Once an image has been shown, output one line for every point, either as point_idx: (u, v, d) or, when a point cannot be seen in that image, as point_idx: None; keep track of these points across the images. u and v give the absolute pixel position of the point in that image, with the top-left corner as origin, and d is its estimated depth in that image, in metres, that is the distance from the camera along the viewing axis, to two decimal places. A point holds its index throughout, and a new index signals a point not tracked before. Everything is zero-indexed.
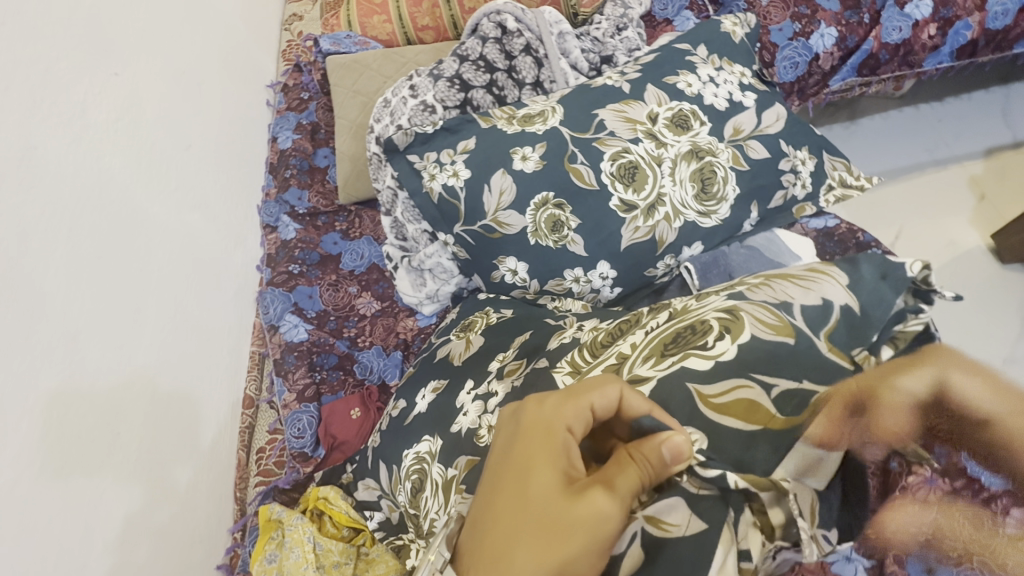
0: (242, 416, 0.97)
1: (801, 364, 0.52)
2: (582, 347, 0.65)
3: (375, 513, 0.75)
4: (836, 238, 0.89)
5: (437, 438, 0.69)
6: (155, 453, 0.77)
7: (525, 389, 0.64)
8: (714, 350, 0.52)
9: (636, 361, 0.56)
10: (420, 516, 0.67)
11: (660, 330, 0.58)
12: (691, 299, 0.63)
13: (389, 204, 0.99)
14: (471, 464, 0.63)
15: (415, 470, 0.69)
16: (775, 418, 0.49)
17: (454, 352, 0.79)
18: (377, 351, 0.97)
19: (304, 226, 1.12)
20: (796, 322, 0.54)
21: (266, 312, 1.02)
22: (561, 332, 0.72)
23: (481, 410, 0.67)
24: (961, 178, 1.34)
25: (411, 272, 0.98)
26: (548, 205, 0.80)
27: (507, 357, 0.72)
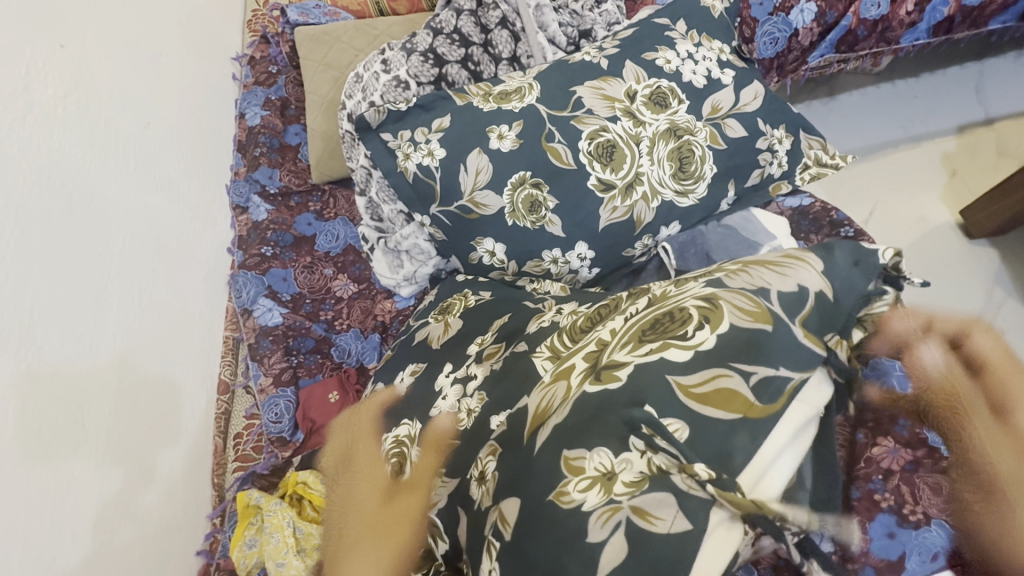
0: (218, 402, 0.95)
1: (777, 350, 0.52)
2: (563, 331, 0.65)
3: None
4: (811, 217, 0.90)
5: (416, 422, 0.71)
6: (127, 440, 0.75)
7: (503, 374, 0.66)
8: (694, 340, 0.53)
9: (615, 348, 0.56)
10: None
11: (639, 317, 0.58)
12: (670, 285, 0.63)
13: (364, 183, 0.95)
14: (450, 446, 0.66)
15: (395, 453, 0.70)
16: (754, 405, 0.50)
17: (432, 335, 0.79)
18: (355, 334, 0.96)
19: (276, 207, 1.09)
20: (773, 308, 0.55)
21: (238, 296, 0.99)
22: (541, 315, 0.72)
23: (460, 394, 0.69)
24: (935, 155, 1.37)
25: (388, 254, 0.95)
26: (525, 184, 0.78)
27: (486, 340, 0.73)
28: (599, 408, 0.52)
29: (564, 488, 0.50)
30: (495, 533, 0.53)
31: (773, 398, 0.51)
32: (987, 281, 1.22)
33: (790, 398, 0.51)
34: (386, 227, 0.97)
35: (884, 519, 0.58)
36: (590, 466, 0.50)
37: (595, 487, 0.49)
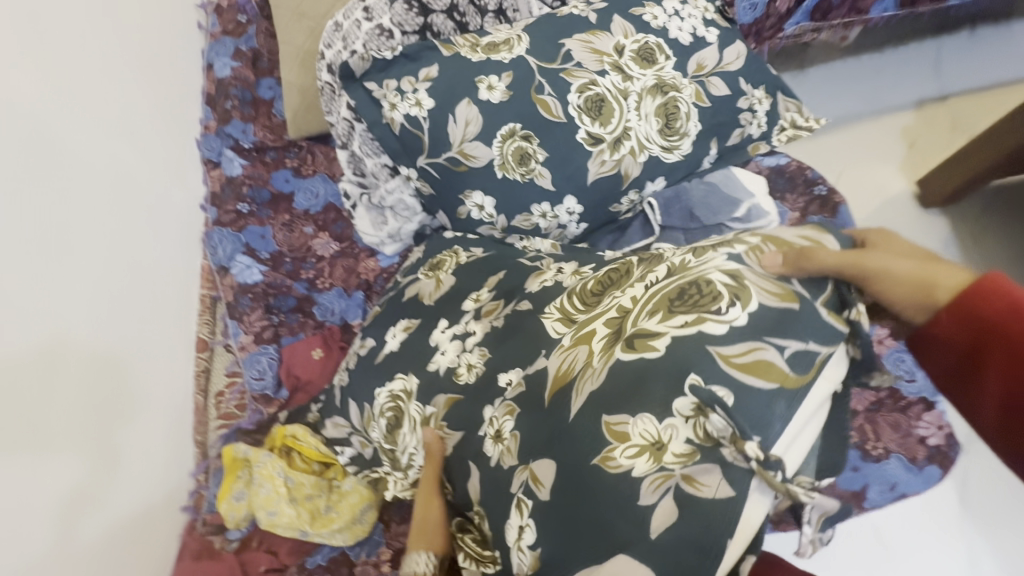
0: (197, 359, 0.92)
1: (805, 326, 0.53)
2: (572, 292, 0.67)
3: (346, 449, 0.76)
4: (787, 176, 0.95)
5: (411, 376, 0.71)
6: (92, 421, 0.70)
7: (508, 333, 0.68)
8: (728, 316, 0.52)
9: (640, 315, 0.56)
10: (397, 451, 0.71)
11: (663, 285, 0.58)
12: (689, 253, 0.61)
13: (344, 136, 0.92)
14: (451, 403, 0.67)
15: (391, 408, 0.71)
16: (789, 375, 0.51)
17: (423, 292, 0.79)
18: (338, 293, 0.94)
19: (251, 162, 1.05)
20: (796, 287, 0.55)
21: (214, 253, 0.96)
22: (541, 274, 0.72)
23: (460, 349, 0.70)
24: (894, 130, 1.44)
25: (372, 211, 0.94)
26: (515, 137, 0.78)
27: (482, 297, 0.74)
28: (641, 378, 0.52)
29: (610, 454, 0.52)
30: (525, 491, 0.57)
31: (807, 368, 0.52)
32: (945, 244, 1.30)
33: (820, 371, 0.53)
34: (368, 179, 0.93)
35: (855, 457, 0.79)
36: (634, 431, 0.51)
37: (643, 455, 0.51)
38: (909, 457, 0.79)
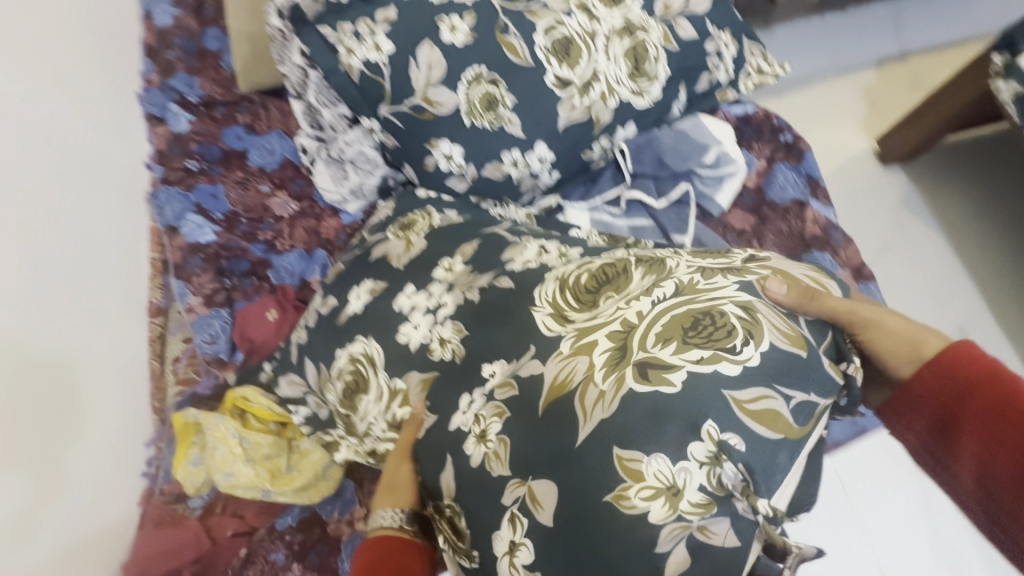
0: (151, 325, 0.88)
1: (811, 376, 0.52)
2: (562, 284, 0.61)
3: (300, 408, 0.73)
4: (754, 125, 0.95)
5: (372, 341, 0.68)
6: (26, 425, 0.61)
7: (484, 312, 0.63)
8: (743, 356, 0.50)
9: (650, 340, 0.52)
10: (354, 417, 0.68)
11: (669, 306, 0.54)
12: (695, 273, 0.58)
13: (297, 85, 0.82)
14: (426, 383, 0.63)
15: (350, 371, 0.68)
16: (792, 427, 0.50)
17: (392, 254, 0.74)
18: (299, 255, 0.90)
19: (199, 118, 0.98)
20: (804, 334, 0.54)
21: (161, 214, 0.90)
22: (520, 252, 0.67)
23: (432, 323, 0.66)
24: (857, 90, 1.45)
25: (331, 164, 0.89)
26: (481, 81, 0.74)
27: (455, 266, 0.69)
28: (659, 414, 0.48)
29: (625, 492, 0.47)
30: (521, 508, 0.52)
31: (807, 420, 0.51)
32: (903, 199, 1.33)
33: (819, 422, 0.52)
34: (327, 130, 0.86)
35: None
36: (649, 471, 0.47)
37: (659, 499, 0.47)
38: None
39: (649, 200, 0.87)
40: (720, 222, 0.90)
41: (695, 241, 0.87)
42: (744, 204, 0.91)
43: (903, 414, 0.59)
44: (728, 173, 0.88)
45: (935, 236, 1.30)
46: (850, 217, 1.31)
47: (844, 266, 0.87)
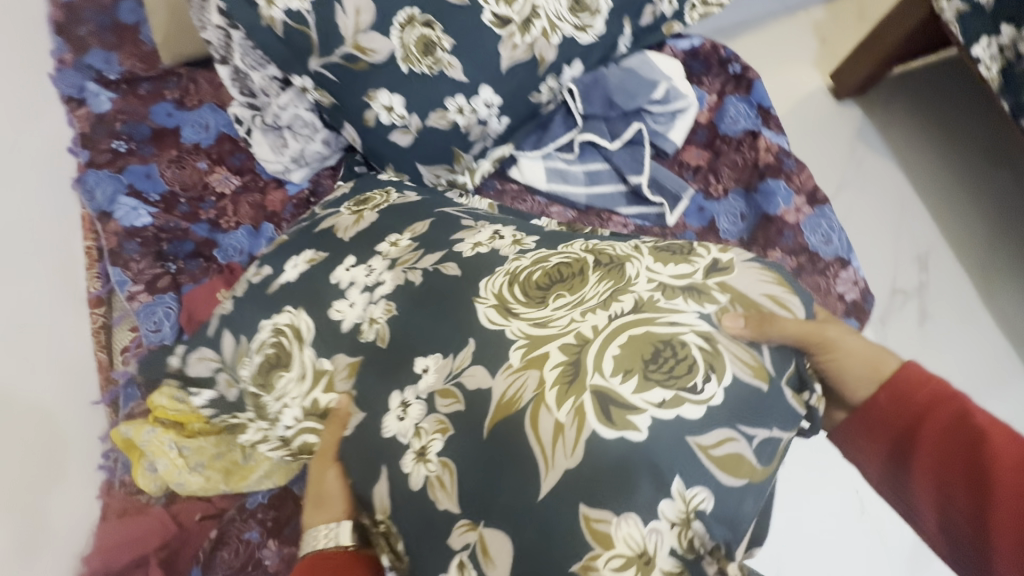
0: (90, 317, 0.80)
1: (773, 412, 0.49)
2: (512, 280, 0.56)
3: (203, 391, 0.61)
4: (701, 58, 0.95)
5: (303, 313, 0.61)
6: None
7: (427, 292, 0.58)
8: (705, 395, 0.46)
9: (604, 372, 0.47)
10: (269, 396, 0.59)
11: (625, 325, 0.49)
12: (654, 288, 0.52)
13: (224, 49, 0.77)
14: (353, 368, 0.57)
15: (272, 345, 0.60)
16: (757, 468, 0.47)
17: (339, 225, 0.68)
18: (247, 232, 0.85)
19: (121, 95, 0.92)
20: (769, 365, 0.50)
21: (91, 199, 0.84)
22: (472, 236, 0.62)
23: (368, 302, 0.60)
24: (806, 26, 1.42)
25: (268, 133, 0.84)
26: (415, 24, 0.68)
27: (400, 241, 0.64)
28: (628, 464, 0.44)
29: (593, 562, 0.43)
30: (470, 555, 0.47)
31: (770, 460, 0.48)
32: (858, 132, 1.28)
33: (781, 460, 0.49)
34: (260, 94, 0.80)
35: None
36: (617, 535, 0.43)
37: (630, 569, 0.43)
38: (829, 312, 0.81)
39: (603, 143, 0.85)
40: (676, 160, 0.90)
41: (653, 181, 0.85)
42: (698, 140, 0.91)
43: (865, 439, 0.57)
44: (678, 110, 0.88)
45: (889, 174, 1.24)
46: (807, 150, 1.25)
47: (799, 191, 0.86)
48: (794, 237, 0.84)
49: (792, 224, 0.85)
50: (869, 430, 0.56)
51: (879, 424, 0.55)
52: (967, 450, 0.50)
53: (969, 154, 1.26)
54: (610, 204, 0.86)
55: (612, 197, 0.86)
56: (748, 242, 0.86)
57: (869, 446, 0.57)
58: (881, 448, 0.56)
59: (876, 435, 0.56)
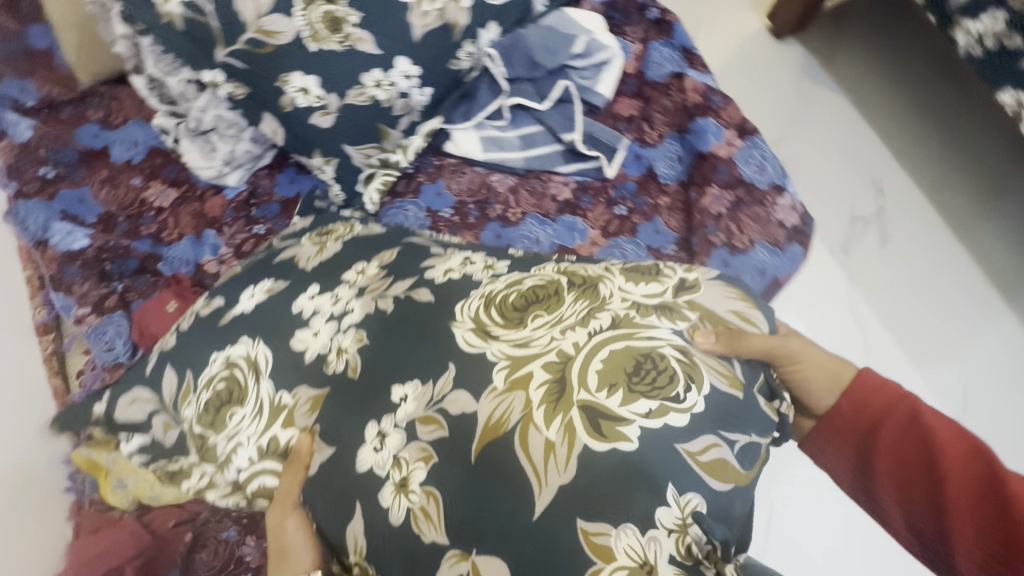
0: (41, 345, 0.74)
1: (750, 417, 0.31)
2: (487, 302, 0.36)
3: (136, 436, 0.49)
4: (619, 8, 0.82)
5: (259, 342, 0.42)
6: None
7: (404, 327, 0.37)
8: (690, 403, 0.29)
9: (575, 387, 0.29)
10: (208, 436, 0.41)
11: (598, 340, 0.31)
12: (626, 292, 0.35)
13: (136, 58, 0.67)
14: (317, 404, 0.38)
15: (223, 380, 0.41)
16: (738, 480, 0.29)
17: (300, 253, 0.48)
18: (191, 240, 0.77)
19: (42, 123, 0.82)
20: (755, 375, 0.34)
21: (25, 230, 0.76)
22: (443, 260, 0.42)
23: (335, 329, 0.41)
24: None
25: (197, 139, 0.76)
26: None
27: (369, 268, 0.43)
28: (623, 478, 0.27)
29: None
30: None
31: (755, 465, 0.30)
32: (804, 59, 0.92)
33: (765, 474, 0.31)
34: (178, 99, 0.70)
35: (721, 251, 0.70)
36: (620, 547, 0.26)
37: None
38: (772, 240, 0.70)
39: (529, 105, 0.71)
40: (609, 114, 0.77)
41: (585, 137, 0.73)
42: (628, 91, 0.78)
43: (837, 448, 0.40)
44: (605, 60, 0.75)
45: (852, 112, 0.89)
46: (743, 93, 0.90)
47: (728, 127, 0.74)
48: (729, 171, 0.73)
49: (720, 158, 0.73)
50: (836, 437, 0.40)
51: (850, 434, 0.39)
52: (926, 460, 0.36)
53: (926, 65, 0.91)
54: (548, 167, 0.73)
55: (548, 160, 0.73)
56: (687, 184, 0.74)
57: (840, 455, 0.40)
58: (839, 459, 0.40)
59: (851, 442, 0.39)
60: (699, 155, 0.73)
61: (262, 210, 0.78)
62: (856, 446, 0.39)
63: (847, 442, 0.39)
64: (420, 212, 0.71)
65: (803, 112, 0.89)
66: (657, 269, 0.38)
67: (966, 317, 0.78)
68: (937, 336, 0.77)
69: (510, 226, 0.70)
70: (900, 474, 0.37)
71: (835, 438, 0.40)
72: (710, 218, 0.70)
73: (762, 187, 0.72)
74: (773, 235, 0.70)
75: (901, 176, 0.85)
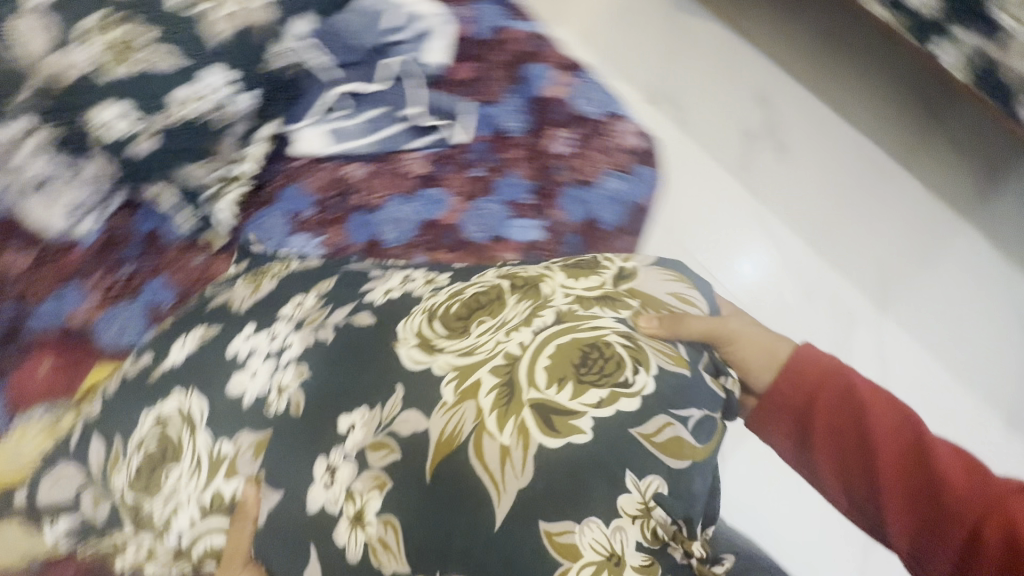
0: None
1: (703, 393, 0.31)
2: (431, 315, 0.35)
3: (63, 518, 0.44)
4: None
5: (192, 392, 0.39)
6: None
7: (349, 353, 0.36)
8: (638, 385, 0.29)
9: (524, 386, 0.29)
10: (145, 503, 0.38)
11: (543, 337, 0.30)
12: (567, 287, 0.35)
13: None
14: (260, 449, 0.36)
15: (156, 439, 0.38)
16: (698, 455, 0.28)
17: (234, 296, 0.44)
18: (60, 296, 0.54)
19: None
20: (701, 353, 0.34)
21: None
22: (383, 282, 0.40)
23: (274, 368, 0.38)
24: None
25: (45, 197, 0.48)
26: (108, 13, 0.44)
27: (307, 301, 0.41)
28: (581, 472, 0.27)
29: None
30: None
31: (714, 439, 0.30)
32: (669, 12, 0.88)
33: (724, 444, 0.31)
34: None
35: (573, 191, 0.73)
36: (586, 544, 0.26)
37: None
38: (620, 168, 0.75)
39: (363, 89, 0.61)
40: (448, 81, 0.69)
41: (429, 108, 0.66)
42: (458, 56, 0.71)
43: (777, 423, 0.39)
44: (427, 26, 0.65)
45: (727, 49, 0.87)
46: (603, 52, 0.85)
47: (558, 67, 0.76)
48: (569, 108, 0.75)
49: (555, 96, 0.75)
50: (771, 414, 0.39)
51: (788, 410, 0.38)
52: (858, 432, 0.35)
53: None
54: (397, 147, 0.66)
55: (395, 138, 0.65)
56: (536, 128, 0.74)
57: (780, 431, 0.39)
58: (780, 437, 0.39)
59: (791, 418, 0.38)
60: (535, 99, 0.74)
61: (134, 254, 0.56)
62: (794, 421, 0.38)
63: (784, 419, 0.38)
64: (284, 219, 0.62)
65: (684, 63, 0.86)
66: (595, 263, 0.38)
67: (908, 238, 0.80)
68: (886, 269, 0.79)
69: (376, 211, 0.66)
70: (836, 450, 0.36)
71: (773, 415, 0.38)
72: (555, 160, 0.74)
73: (599, 117, 0.76)
74: (620, 161, 0.75)
75: (811, 116, 0.84)
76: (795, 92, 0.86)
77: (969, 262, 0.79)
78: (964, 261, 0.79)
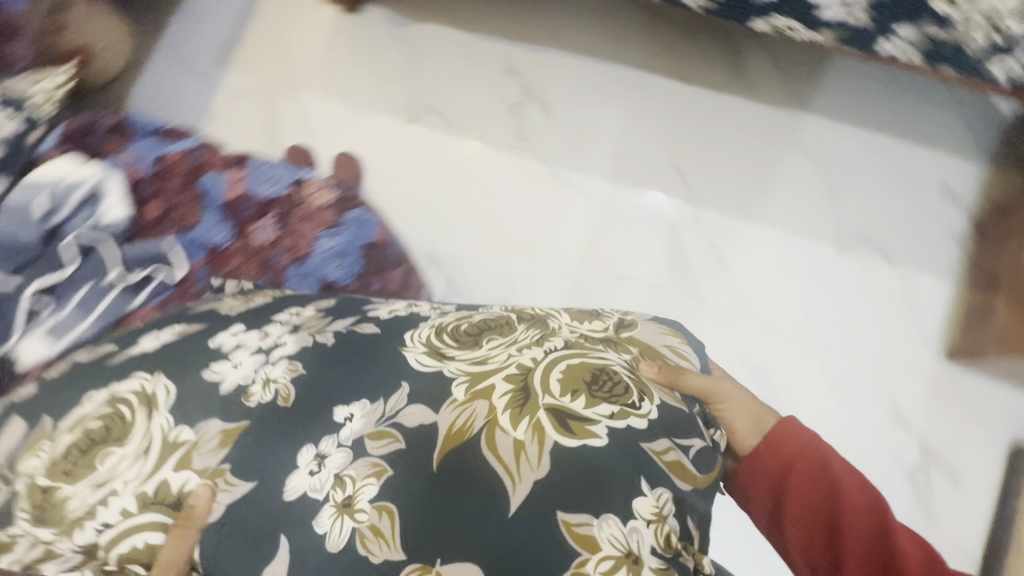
0: None
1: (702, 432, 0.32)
2: (440, 328, 0.36)
3: None
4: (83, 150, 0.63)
5: (156, 375, 0.35)
6: None
7: (351, 356, 0.35)
8: (646, 407, 0.30)
9: (539, 393, 0.29)
10: (62, 492, 0.32)
11: (556, 355, 0.32)
12: (572, 326, 0.37)
13: None
14: (231, 437, 0.32)
15: (94, 417, 0.33)
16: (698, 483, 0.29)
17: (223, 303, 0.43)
18: None
19: None
20: (698, 401, 0.35)
21: None
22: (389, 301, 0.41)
23: (261, 361, 0.36)
24: None
25: None
26: None
27: (305, 310, 0.41)
28: (598, 471, 0.27)
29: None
30: None
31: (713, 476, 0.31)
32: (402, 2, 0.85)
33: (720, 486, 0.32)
34: None
35: (293, 272, 0.60)
36: (602, 537, 0.25)
37: None
38: (330, 225, 0.63)
39: (53, 279, 0.50)
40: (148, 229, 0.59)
41: (126, 265, 0.54)
42: (144, 192, 0.61)
43: (754, 490, 0.36)
44: (95, 187, 0.56)
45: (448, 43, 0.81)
46: (346, 127, 0.82)
47: (220, 165, 0.64)
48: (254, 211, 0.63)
49: (237, 196, 0.63)
50: (751, 476, 0.36)
51: (765, 476, 0.36)
52: (830, 508, 0.33)
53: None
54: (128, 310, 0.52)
55: (116, 305, 0.52)
56: (240, 235, 0.62)
57: (754, 498, 0.36)
58: (753, 501, 0.36)
59: (768, 484, 0.35)
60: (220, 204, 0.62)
61: None
62: (767, 488, 0.36)
63: (760, 486, 0.36)
64: None
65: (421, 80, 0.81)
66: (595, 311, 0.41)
67: (744, 170, 0.74)
68: (736, 183, 0.74)
69: None
70: (808, 524, 0.34)
71: (751, 477, 0.36)
72: (269, 251, 0.61)
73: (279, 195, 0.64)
74: (324, 220, 0.63)
75: (617, 91, 0.77)
76: (544, 58, 0.79)
77: (836, 144, 0.74)
78: (838, 143, 0.74)
